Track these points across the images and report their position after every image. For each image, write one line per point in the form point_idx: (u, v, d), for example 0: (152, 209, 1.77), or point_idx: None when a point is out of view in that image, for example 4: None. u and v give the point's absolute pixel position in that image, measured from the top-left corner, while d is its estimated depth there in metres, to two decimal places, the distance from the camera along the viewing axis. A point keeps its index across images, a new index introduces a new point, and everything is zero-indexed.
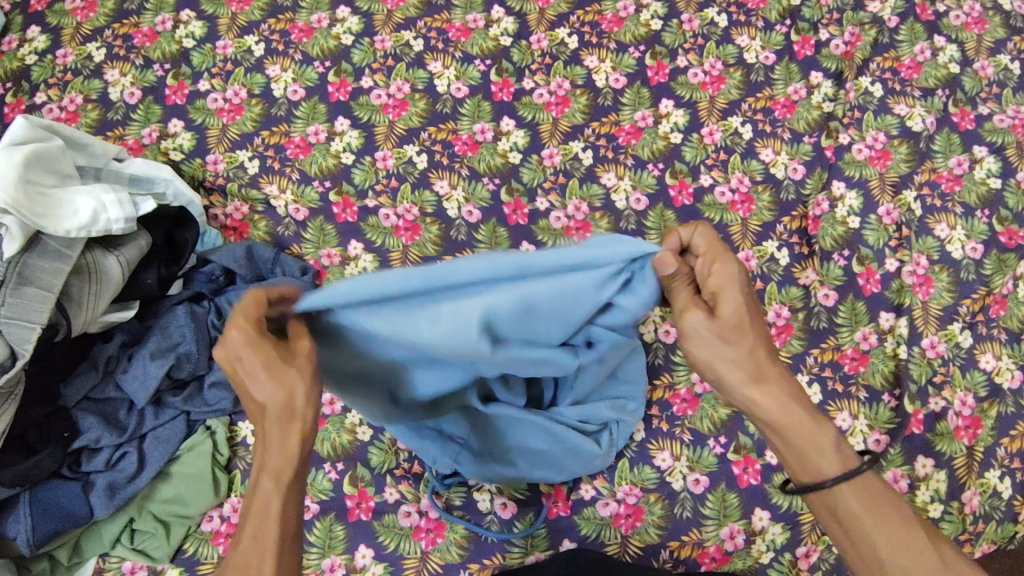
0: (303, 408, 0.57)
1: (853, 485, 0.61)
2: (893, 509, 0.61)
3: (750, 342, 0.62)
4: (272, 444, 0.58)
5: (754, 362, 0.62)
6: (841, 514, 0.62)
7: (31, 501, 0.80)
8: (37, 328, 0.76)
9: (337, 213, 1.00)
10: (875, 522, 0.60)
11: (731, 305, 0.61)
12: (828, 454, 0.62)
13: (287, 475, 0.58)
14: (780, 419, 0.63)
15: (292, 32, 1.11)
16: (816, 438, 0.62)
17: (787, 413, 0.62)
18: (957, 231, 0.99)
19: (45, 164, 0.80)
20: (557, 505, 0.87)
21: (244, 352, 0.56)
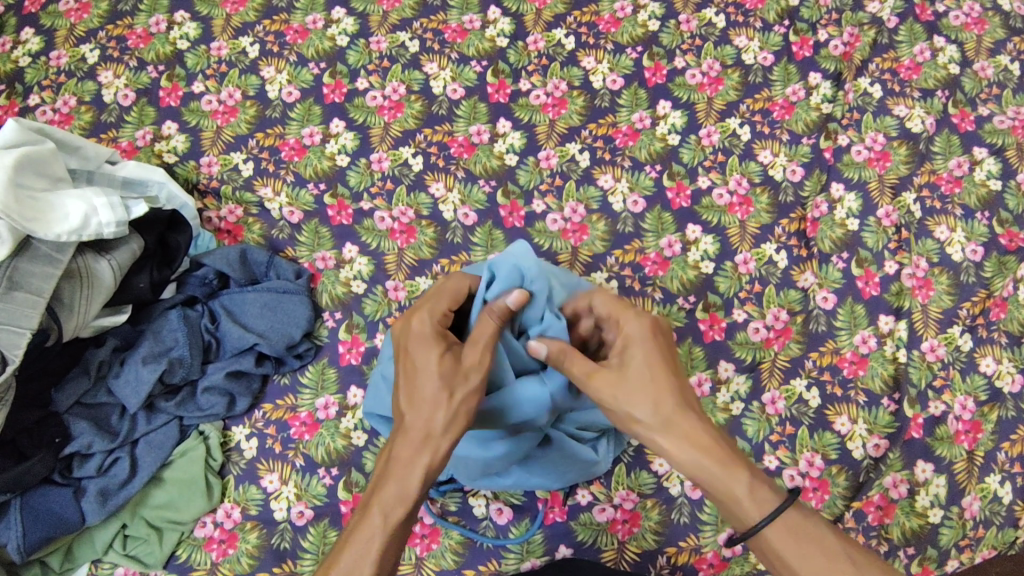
0: (443, 436, 0.62)
1: (775, 524, 0.61)
2: (818, 541, 0.60)
3: (652, 392, 0.64)
4: (398, 470, 0.61)
5: (663, 418, 0.64)
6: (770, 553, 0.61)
7: (23, 507, 0.80)
8: (27, 333, 0.75)
9: (332, 216, 0.99)
10: (800, 556, 0.60)
11: (631, 356, 0.66)
12: (742, 496, 0.62)
13: (400, 512, 0.60)
14: (692, 469, 0.63)
15: (287, 33, 1.10)
16: (729, 484, 0.62)
17: (695, 459, 0.63)
18: (957, 233, 0.98)
19: (36, 167, 0.79)
20: (553, 510, 0.86)
21: (423, 358, 0.65)
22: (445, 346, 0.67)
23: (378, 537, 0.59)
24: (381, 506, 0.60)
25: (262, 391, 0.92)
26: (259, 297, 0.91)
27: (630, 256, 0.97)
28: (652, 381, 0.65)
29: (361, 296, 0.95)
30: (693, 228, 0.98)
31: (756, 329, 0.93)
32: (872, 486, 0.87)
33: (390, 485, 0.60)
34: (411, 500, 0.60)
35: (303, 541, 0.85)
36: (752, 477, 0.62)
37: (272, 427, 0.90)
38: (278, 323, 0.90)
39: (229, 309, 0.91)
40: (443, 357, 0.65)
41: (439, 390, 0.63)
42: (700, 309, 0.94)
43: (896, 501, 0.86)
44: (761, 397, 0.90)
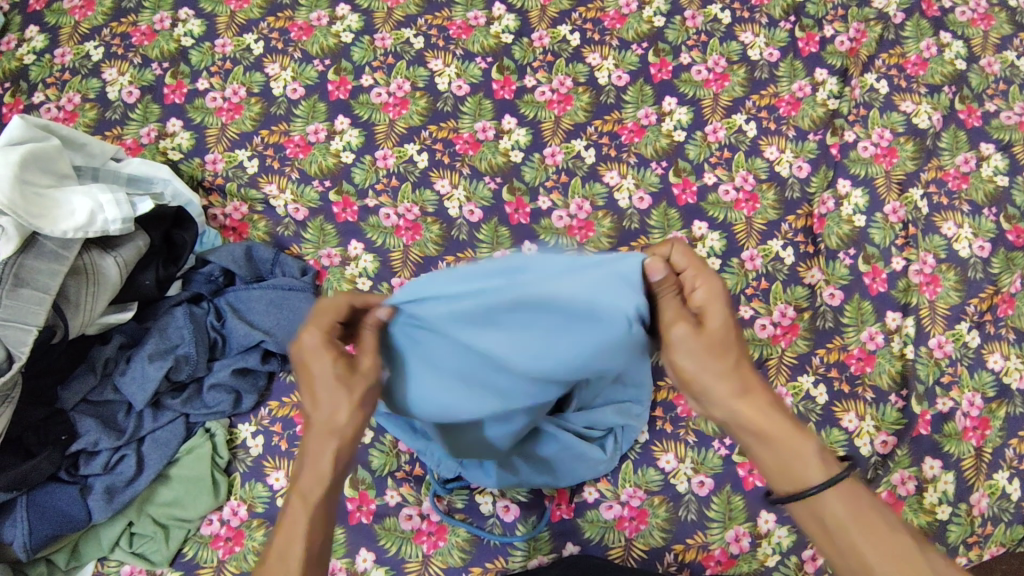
0: (349, 425, 0.61)
1: (836, 493, 0.58)
2: (881, 518, 0.58)
3: (735, 356, 0.60)
4: (310, 459, 0.60)
5: (741, 375, 0.60)
6: (828, 519, 0.59)
7: (28, 505, 0.79)
8: (34, 330, 0.75)
9: (337, 213, 0.99)
10: (864, 531, 0.57)
11: (716, 319, 0.60)
12: (810, 462, 0.59)
13: (318, 494, 0.60)
14: (760, 430, 0.61)
15: (291, 30, 1.10)
16: (798, 447, 0.60)
17: (767, 420, 0.60)
18: (964, 229, 0.98)
19: (42, 164, 0.79)
20: (560, 508, 0.86)
21: (314, 355, 0.62)
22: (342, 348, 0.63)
23: (301, 524, 0.59)
24: (299, 491, 0.60)
25: (268, 389, 0.92)
26: (265, 293, 0.91)
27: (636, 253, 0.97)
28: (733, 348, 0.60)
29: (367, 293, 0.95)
30: (700, 225, 0.98)
31: (763, 326, 0.93)
32: (880, 483, 0.86)
33: (304, 472, 0.60)
34: (325, 481, 0.60)
35: None
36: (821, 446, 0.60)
37: (278, 425, 0.90)
38: (284, 319, 0.90)
39: (235, 306, 0.91)
40: (334, 357, 0.61)
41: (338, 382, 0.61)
42: None
43: (904, 498, 0.86)
44: None
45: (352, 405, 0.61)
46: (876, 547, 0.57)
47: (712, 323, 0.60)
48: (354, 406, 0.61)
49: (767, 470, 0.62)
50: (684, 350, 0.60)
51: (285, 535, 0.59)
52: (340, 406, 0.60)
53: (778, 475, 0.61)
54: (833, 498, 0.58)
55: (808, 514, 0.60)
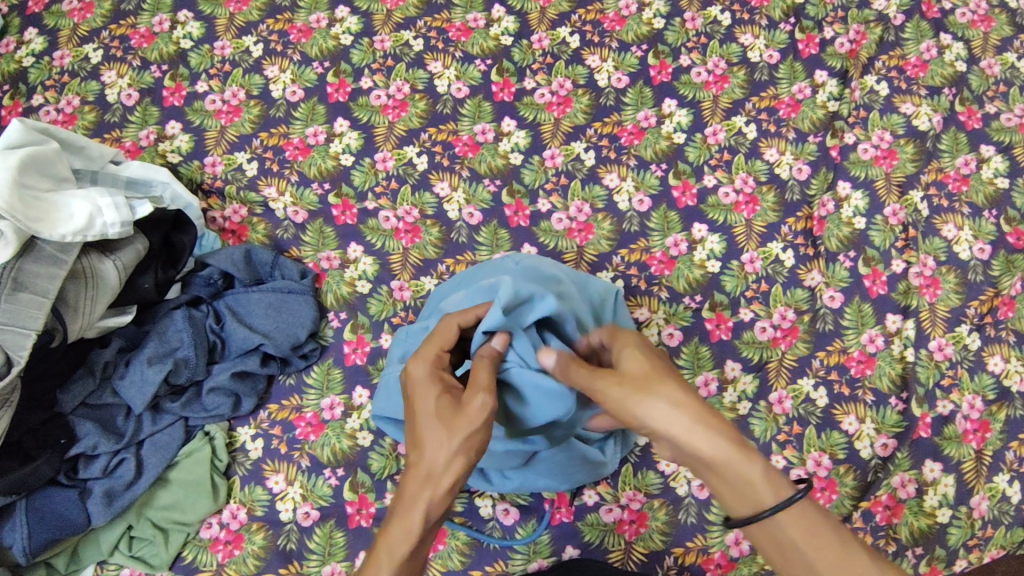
0: (445, 471, 0.58)
1: (788, 512, 0.54)
2: (833, 541, 0.53)
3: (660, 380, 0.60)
4: (402, 509, 0.57)
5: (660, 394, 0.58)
6: (781, 541, 0.54)
7: (27, 509, 0.79)
8: (32, 334, 0.75)
9: (337, 215, 0.99)
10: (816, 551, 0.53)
11: (629, 356, 0.63)
12: (755, 481, 0.54)
13: (403, 552, 0.55)
14: (699, 451, 0.55)
15: (291, 32, 1.09)
16: (740, 466, 0.54)
17: (703, 440, 0.55)
18: (965, 232, 0.98)
19: (41, 168, 0.79)
20: (560, 511, 0.86)
21: (418, 393, 0.64)
22: (447, 383, 0.65)
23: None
24: (387, 544, 0.56)
25: (268, 392, 0.92)
26: (265, 297, 0.91)
27: (636, 255, 0.97)
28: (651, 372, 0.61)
29: (366, 295, 0.95)
30: (700, 227, 0.98)
31: (763, 328, 0.93)
32: (880, 486, 0.86)
33: (392, 525, 0.56)
34: (414, 535, 0.55)
35: (308, 542, 0.85)
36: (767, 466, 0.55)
37: (278, 428, 0.90)
38: (283, 323, 0.90)
39: (235, 309, 0.91)
40: (444, 396, 0.63)
41: (441, 431, 0.59)
42: (706, 308, 0.94)
43: (904, 501, 0.86)
44: (769, 397, 0.90)
45: (449, 450, 0.58)
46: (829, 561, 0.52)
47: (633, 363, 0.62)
48: (450, 452, 0.58)
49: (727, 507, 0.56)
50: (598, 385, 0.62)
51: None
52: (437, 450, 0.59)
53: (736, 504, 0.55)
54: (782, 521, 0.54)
55: (767, 541, 0.55)
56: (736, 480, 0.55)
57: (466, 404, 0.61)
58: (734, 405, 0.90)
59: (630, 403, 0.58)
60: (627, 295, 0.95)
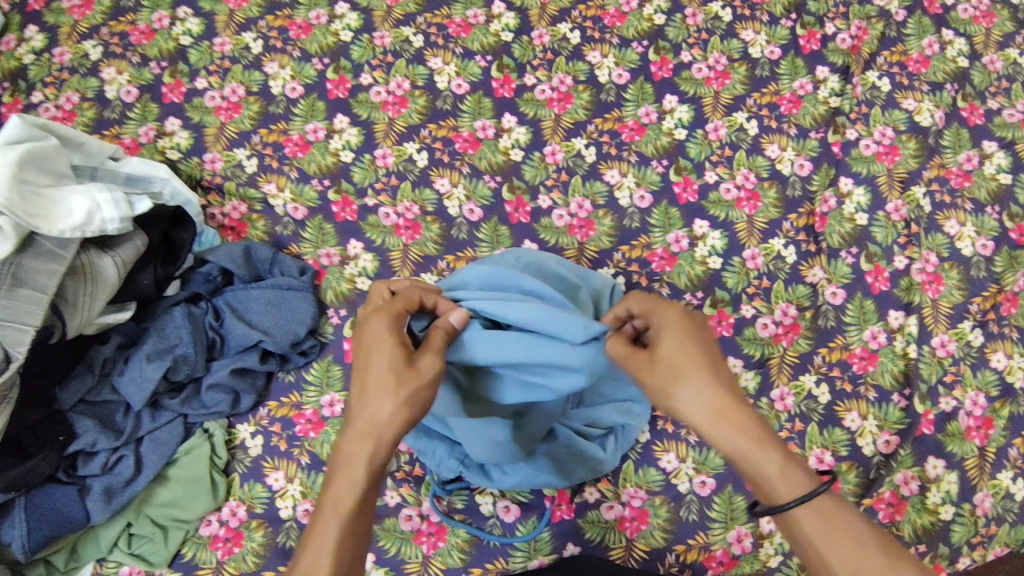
0: (390, 426, 0.60)
1: (805, 507, 0.58)
2: (852, 530, 0.57)
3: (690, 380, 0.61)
4: (341, 469, 0.60)
5: (701, 400, 0.60)
6: (797, 531, 0.59)
7: (27, 506, 0.79)
8: (31, 330, 0.74)
9: (337, 212, 0.99)
10: (831, 543, 0.57)
11: (666, 346, 0.63)
12: (776, 478, 0.59)
13: (348, 504, 0.58)
14: (727, 450, 0.60)
15: (290, 28, 1.09)
16: (762, 463, 0.59)
17: (734, 442, 0.60)
18: (967, 227, 0.97)
19: (40, 163, 0.79)
20: (561, 508, 0.85)
21: (375, 349, 0.62)
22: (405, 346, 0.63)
23: (333, 530, 0.58)
24: (331, 503, 0.59)
25: (267, 389, 0.91)
26: (264, 293, 0.91)
27: (637, 252, 0.96)
28: (687, 365, 0.62)
29: (366, 292, 0.95)
30: (701, 223, 0.97)
31: (765, 325, 0.92)
32: (883, 483, 0.86)
33: (337, 477, 0.60)
34: (359, 488, 0.59)
35: None
36: (787, 459, 0.59)
37: (277, 425, 0.89)
38: (282, 319, 0.89)
39: (234, 305, 0.91)
40: (398, 350, 0.62)
41: (387, 387, 0.60)
42: (707, 305, 0.94)
43: (907, 498, 0.85)
44: (770, 393, 0.89)
45: (392, 403, 0.60)
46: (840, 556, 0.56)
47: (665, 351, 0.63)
48: (396, 409, 0.60)
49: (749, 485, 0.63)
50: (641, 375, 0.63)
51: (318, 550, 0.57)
52: (380, 408, 0.60)
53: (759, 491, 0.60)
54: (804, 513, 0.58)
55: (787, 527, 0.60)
56: (754, 474, 0.60)
57: (420, 367, 0.62)
58: None
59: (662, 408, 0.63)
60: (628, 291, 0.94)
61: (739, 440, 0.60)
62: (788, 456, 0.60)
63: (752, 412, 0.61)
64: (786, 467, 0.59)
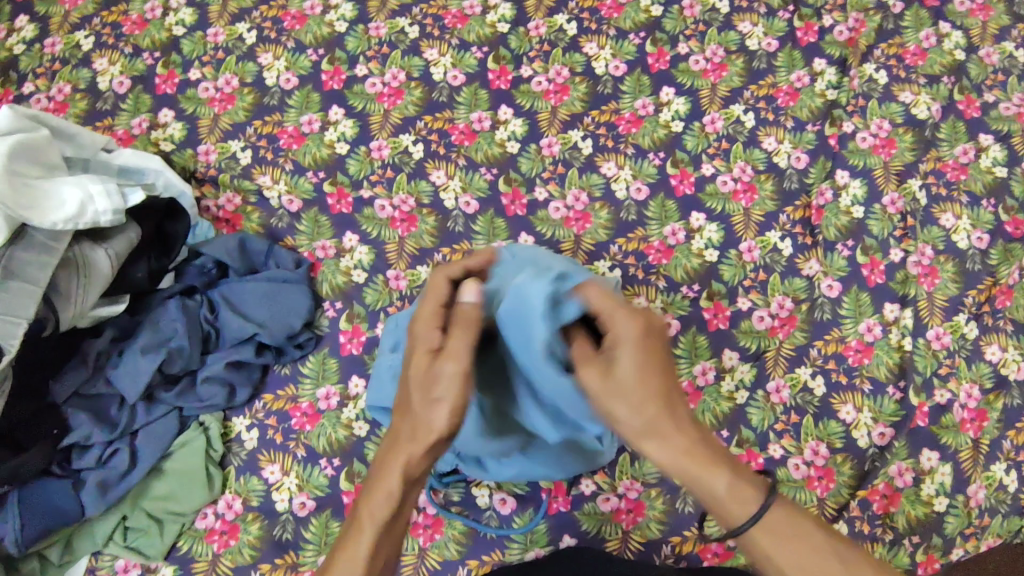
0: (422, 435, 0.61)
1: (759, 527, 0.57)
2: (806, 538, 0.56)
3: (638, 397, 0.58)
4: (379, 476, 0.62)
5: (645, 421, 0.58)
6: (756, 552, 0.58)
7: (20, 501, 0.78)
8: (23, 323, 0.73)
9: (332, 204, 0.98)
10: (785, 554, 0.57)
11: (623, 361, 0.59)
12: (725, 501, 0.58)
13: (385, 512, 0.61)
14: (675, 471, 0.59)
15: (284, 19, 1.08)
16: (710, 487, 0.58)
17: (683, 464, 0.58)
18: (963, 221, 0.97)
19: (31, 154, 0.78)
20: (557, 500, 0.86)
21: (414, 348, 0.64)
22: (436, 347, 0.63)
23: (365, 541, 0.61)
24: (370, 508, 0.62)
25: (263, 381, 0.91)
26: (259, 286, 0.90)
27: (633, 244, 0.96)
28: (640, 384, 0.58)
29: (362, 285, 0.94)
30: (698, 216, 0.97)
31: (761, 318, 0.92)
32: (877, 475, 0.86)
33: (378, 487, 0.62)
34: (394, 498, 0.61)
35: (304, 532, 0.84)
36: (735, 476, 0.58)
37: (273, 418, 0.89)
38: (277, 312, 0.89)
39: (229, 298, 0.90)
40: (423, 357, 0.62)
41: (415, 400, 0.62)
42: (704, 297, 0.94)
43: (901, 490, 0.86)
44: (766, 385, 0.90)
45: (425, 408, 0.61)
46: (793, 559, 0.56)
47: (619, 368, 0.59)
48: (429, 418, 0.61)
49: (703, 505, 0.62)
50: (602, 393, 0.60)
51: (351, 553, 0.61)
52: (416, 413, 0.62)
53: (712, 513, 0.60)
54: (766, 522, 0.57)
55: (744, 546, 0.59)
56: (706, 496, 0.59)
57: (438, 370, 0.61)
58: (732, 394, 0.89)
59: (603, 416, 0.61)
60: (624, 284, 0.94)
61: (693, 459, 0.58)
62: (739, 465, 0.59)
63: (693, 430, 0.59)
64: (741, 480, 0.58)
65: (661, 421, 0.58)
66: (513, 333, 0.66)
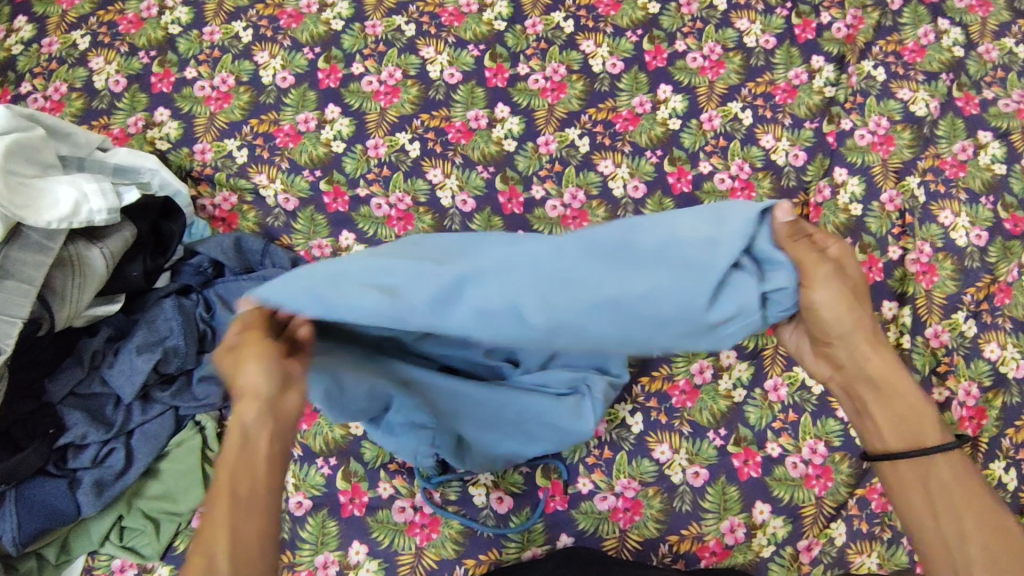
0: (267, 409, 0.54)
1: (948, 458, 0.57)
2: (977, 500, 0.56)
3: (860, 314, 0.59)
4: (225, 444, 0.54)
5: (856, 326, 0.59)
6: (933, 489, 0.57)
7: (18, 499, 0.79)
8: (19, 323, 0.74)
9: (328, 203, 0.98)
10: (972, 513, 0.56)
11: (837, 283, 0.58)
12: (927, 425, 0.59)
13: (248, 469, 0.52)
14: (882, 380, 0.60)
15: (280, 17, 1.08)
16: (911, 403, 0.59)
17: (896, 374, 0.60)
18: (962, 218, 0.97)
19: (27, 154, 0.78)
20: (554, 499, 0.85)
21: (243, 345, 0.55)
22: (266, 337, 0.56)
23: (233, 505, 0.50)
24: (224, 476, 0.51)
25: None
26: (255, 285, 0.90)
27: None
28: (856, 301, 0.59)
29: None
30: None
31: None
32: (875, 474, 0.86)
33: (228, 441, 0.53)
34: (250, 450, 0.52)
35: (301, 532, 0.84)
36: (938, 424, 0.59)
37: None
38: None
39: (225, 297, 0.90)
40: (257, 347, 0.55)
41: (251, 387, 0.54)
42: None
43: None
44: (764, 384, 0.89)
45: (261, 363, 0.54)
46: (978, 529, 0.55)
47: (839, 293, 0.58)
48: (256, 375, 0.53)
49: (867, 427, 0.62)
50: (828, 293, 0.58)
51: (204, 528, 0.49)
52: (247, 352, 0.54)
53: (889, 433, 0.60)
54: (948, 473, 0.57)
55: (915, 481, 0.58)
56: (899, 415, 0.59)
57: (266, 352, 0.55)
58: (729, 392, 0.89)
59: (828, 317, 0.59)
60: None
61: (888, 371, 0.60)
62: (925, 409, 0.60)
63: (888, 352, 0.60)
64: (927, 421, 0.59)
65: (861, 338, 0.60)
66: (657, 228, 0.58)
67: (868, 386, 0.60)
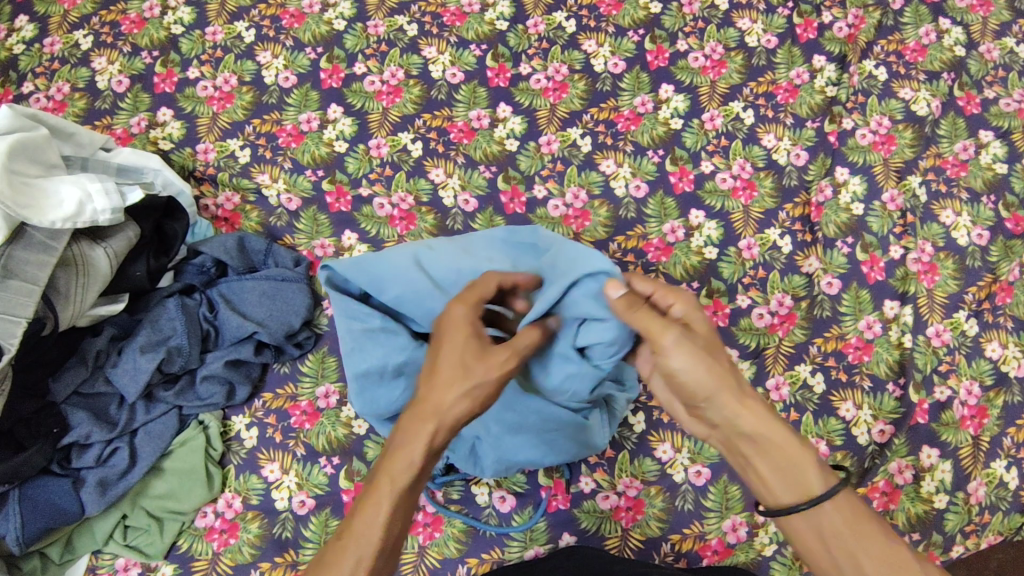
0: (452, 410, 0.58)
1: (835, 502, 0.58)
2: (872, 530, 0.57)
3: (718, 363, 0.62)
4: (402, 441, 0.57)
5: (718, 377, 0.61)
6: (828, 534, 0.58)
7: (21, 499, 0.79)
8: (23, 322, 0.73)
9: (331, 203, 0.98)
10: (860, 539, 0.57)
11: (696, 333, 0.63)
12: (810, 469, 0.59)
13: (406, 479, 0.56)
14: (764, 438, 0.60)
15: (283, 17, 1.08)
16: (794, 455, 0.59)
17: (771, 428, 0.60)
18: (963, 217, 0.97)
19: (30, 154, 0.78)
20: (557, 498, 0.85)
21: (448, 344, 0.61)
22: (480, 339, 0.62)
23: (382, 510, 0.55)
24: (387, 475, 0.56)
25: (262, 380, 0.91)
26: (258, 285, 0.90)
27: (633, 242, 0.96)
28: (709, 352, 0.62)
29: None
30: (697, 214, 0.97)
31: (760, 315, 0.92)
32: (877, 472, 0.86)
33: (405, 453, 0.56)
34: (415, 469, 0.56)
35: (304, 530, 0.85)
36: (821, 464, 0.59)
37: (273, 416, 0.89)
38: (277, 311, 0.89)
39: (228, 297, 0.90)
40: (470, 342, 0.61)
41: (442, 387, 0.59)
42: (703, 295, 0.93)
43: (902, 487, 0.86)
44: (766, 383, 0.89)
45: (467, 395, 0.58)
46: (875, 560, 0.56)
47: (691, 348, 0.62)
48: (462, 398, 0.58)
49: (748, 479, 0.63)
50: (677, 349, 0.62)
51: (363, 524, 0.55)
52: (476, 376, 0.59)
53: (780, 489, 0.60)
54: (829, 510, 0.58)
55: (808, 529, 0.59)
56: (772, 467, 0.60)
57: (487, 358, 0.61)
58: None
59: (687, 378, 0.62)
60: None
61: (753, 420, 0.60)
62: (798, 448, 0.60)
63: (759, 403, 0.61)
64: (807, 466, 0.59)
65: (723, 389, 0.61)
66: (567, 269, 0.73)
67: (747, 443, 0.61)
